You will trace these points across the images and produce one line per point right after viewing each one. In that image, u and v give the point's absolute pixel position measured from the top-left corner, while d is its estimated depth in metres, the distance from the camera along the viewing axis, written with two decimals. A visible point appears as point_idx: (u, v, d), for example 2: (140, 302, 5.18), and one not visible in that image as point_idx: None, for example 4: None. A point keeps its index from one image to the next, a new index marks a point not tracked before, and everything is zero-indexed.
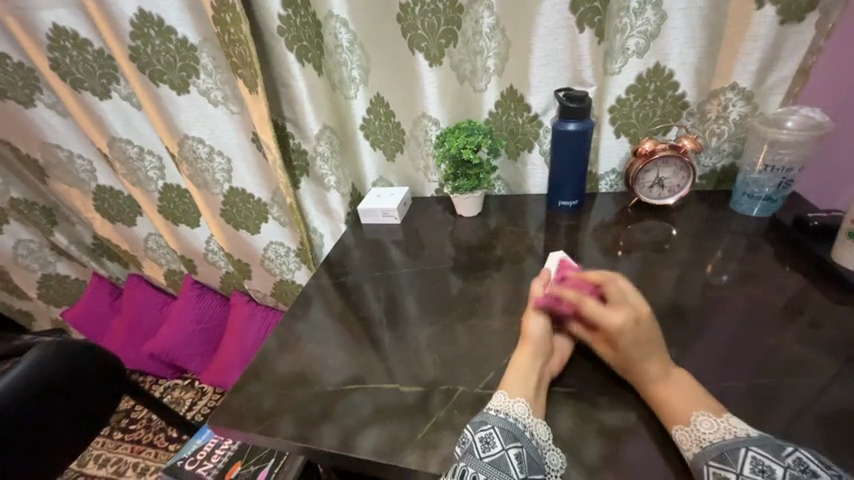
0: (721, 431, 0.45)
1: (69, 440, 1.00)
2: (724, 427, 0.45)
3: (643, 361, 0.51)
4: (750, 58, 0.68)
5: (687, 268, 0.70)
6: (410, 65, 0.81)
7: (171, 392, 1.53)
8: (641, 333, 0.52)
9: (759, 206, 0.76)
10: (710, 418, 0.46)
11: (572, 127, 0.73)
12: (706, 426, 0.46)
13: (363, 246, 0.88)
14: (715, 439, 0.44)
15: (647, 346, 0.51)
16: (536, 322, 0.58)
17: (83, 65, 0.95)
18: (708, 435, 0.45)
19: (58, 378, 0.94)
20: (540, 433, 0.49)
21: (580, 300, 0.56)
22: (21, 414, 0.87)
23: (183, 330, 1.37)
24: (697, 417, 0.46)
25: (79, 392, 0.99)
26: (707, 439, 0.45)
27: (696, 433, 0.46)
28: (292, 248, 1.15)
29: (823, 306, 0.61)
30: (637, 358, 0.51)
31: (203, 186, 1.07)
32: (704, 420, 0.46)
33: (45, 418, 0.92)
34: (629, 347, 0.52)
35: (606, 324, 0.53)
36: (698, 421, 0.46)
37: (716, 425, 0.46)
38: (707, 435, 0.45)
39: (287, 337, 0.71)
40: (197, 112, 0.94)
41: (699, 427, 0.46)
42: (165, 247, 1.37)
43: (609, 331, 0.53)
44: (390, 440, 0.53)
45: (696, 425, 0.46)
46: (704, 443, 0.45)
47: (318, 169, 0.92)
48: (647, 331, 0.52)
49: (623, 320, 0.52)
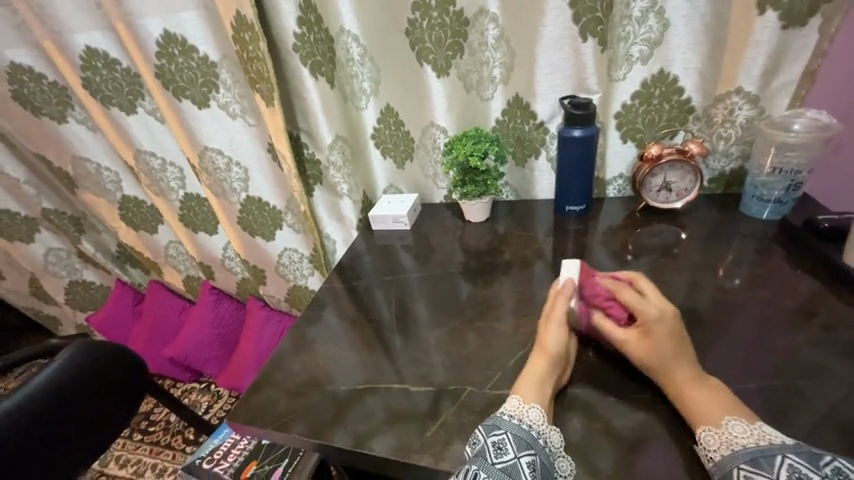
0: (755, 436, 0.44)
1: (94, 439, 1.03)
2: (758, 433, 0.45)
3: (679, 358, 0.51)
4: (755, 63, 0.68)
5: (697, 272, 0.70)
6: (418, 77, 0.84)
7: (189, 395, 1.57)
8: (675, 325, 0.53)
9: (769, 209, 0.75)
10: (743, 423, 0.46)
11: (577, 133, 0.74)
12: (739, 430, 0.45)
13: (374, 252, 0.90)
14: (749, 443, 0.44)
15: (681, 341, 0.53)
16: (556, 334, 0.57)
17: (112, 83, 1.01)
18: (742, 439, 0.44)
19: (88, 377, 0.99)
20: (553, 441, 0.50)
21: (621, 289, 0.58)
22: (52, 408, 0.92)
23: (201, 335, 1.42)
24: (729, 421, 0.46)
25: (105, 391, 1.04)
26: (740, 442, 0.44)
27: (728, 435, 0.45)
28: (305, 254, 1.18)
29: (837, 310, 0.60)
30: (670, 357, 0.51)
31: (221, 195, 1.12)
32: (736, 425, 0.46)
33: (74, 413, 0.96)
34: (666, 338, 0.52)
35: (644, 310, 0.55)
36: (729, 424, 0.46)
37: (749, 431, 0.45)
38: (740, 439, 0.44)
39: (301, 340, 0.73)
40: (216, 124, 0.99)
41: (731, 430, 0.45)
42: (184, 254, 1.43)
43: (648, 321, 0.54)
44: (400, 439, 0.55)
45: (729, 428, 0.45)
46: (736, 446, 0.44)
47: (330, 178, 0.95)
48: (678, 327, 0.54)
49: (662, 309, 0.55)
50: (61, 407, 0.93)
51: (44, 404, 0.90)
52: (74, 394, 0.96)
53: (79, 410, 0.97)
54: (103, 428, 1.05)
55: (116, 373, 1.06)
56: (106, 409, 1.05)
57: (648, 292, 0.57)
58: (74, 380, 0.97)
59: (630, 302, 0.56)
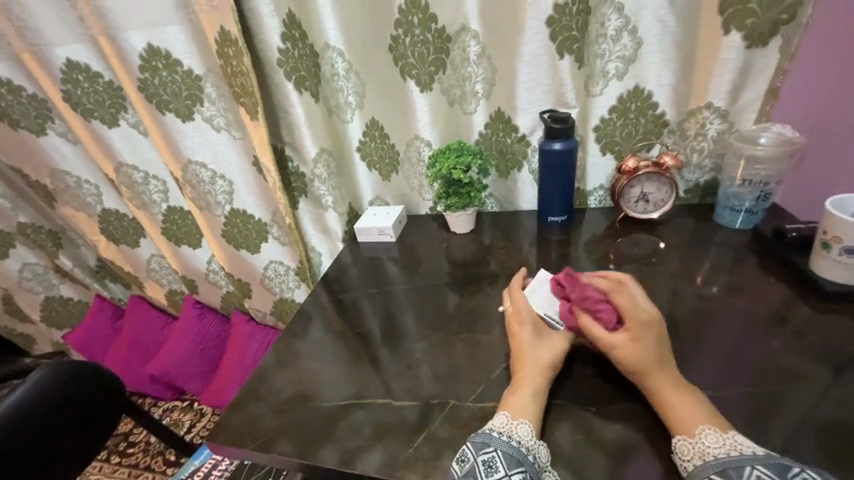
0: (727, 446, 0.45)
1: (70, 459, 0.99)
2: (730, 444, 0.45)
3: (662, 364, 0.52)
4: (723, 79, 0.72)
5: (678, 281, 0.71)
6: (402, 92, 0.86)
7: (170, 414, 1.52)
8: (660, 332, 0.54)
9: (742, 218, 0.78)
10: (716, 433, 0.46)
11: (557, 147, 0.76)
12: (711, 440, 0.45)
13: (360, 264, 0.90)
14: (719, 454, 0.44)
15: (664, 348, 0.53)
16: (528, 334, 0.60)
17: (93, 96, 1.00)
18: (713, 450, 0.45)
19: (59, 397, 0.95)
20: (541, 456, 0.49)
21: (616, 289, 0.57)
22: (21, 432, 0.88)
23: (183, 351, 1.38)
24: (703, 431, 0.46)
25: (79, 410, 0.99)
26: (711, 453, 0.45)
27: (700, 446, 0.45)
28: (291, 267, 1.17)
29: (808, 316, 0.62)
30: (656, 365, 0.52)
31: (205, 208, 1.11)
32: (709, 434, 0.46)
33: (46, 436, 0.92)
34: (652, 344, 0.53)
35: (635, 315, 0.54)
36: (702, 434, 0.46)
37: (721, 440, 0.45)
38: (711, 449, 0.45)
39: (285, 355, 0.72)
40: (200, 137, 0.99)
41: (703, 440, 0.46)
42: (167, 267, 1.40)
43: (638, 325, 0.54)
44: (385, 455, 0.54)
45: (701, 439, 0.46)
46: (707, 457, 0.45)
47: (315, 190, 0.95)
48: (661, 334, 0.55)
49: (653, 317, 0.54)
50: (31, 431, 0.89)
51: (14, 434, 0.86)
52: (45, 418, 0.92)
53: (52, 432, 0.94)
54: (81, 445, 1.01)
55: (88, 389, 1.01)
56: (78, 429, 1.00)
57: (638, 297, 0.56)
58: (43, 401, 0.92)
59: (623, 305, 0.55)
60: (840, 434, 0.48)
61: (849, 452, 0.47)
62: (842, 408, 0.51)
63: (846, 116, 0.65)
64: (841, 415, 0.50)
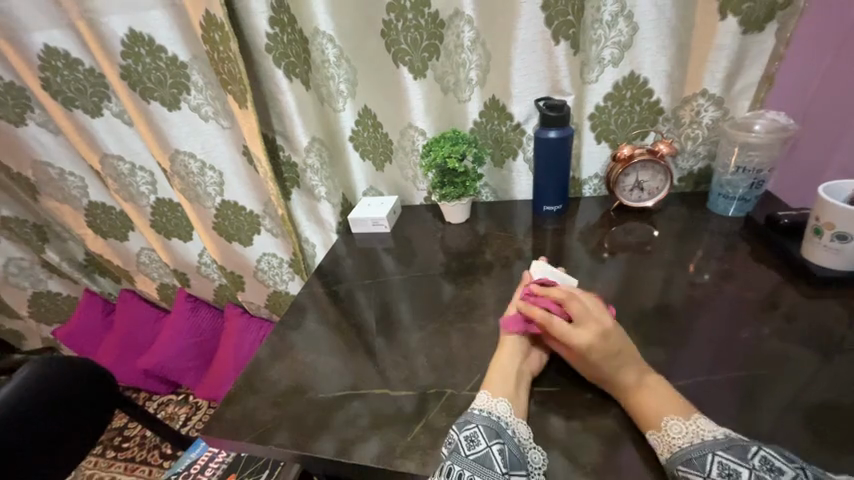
0: (690, 435, 0.45)
1: (78, 438, 1.02)
2: (693, 431, 0.46)
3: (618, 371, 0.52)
4: (718, 66, 0.71)
5: (671, 269, 0.72)
6: (395, 79, 0.84)
7: (165, 408, 1.51)
8: (607, 346, 0.52)
9: (735, 206, 0.78)
10: (679, 422, 0.47)
11: (553, 135, 0.75)
12: (675, 430, 0.46)
13: (355, 255, 0.90)
14: (683, 444, 0.45)
15: (617, 359, 0.52)
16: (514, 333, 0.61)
17: (74, 84, 0.97)
18: (678, 440, 0.45)
19: (50, 385, 0.94)
20: (522, 432, 0.51)
21: (548, 320, 0.56)
22: (24, 419, 0.88)
23: (176, 345, 1.37)
24: (668, 423, 0.47)
25: (73, 393, 0.99)
26: (676, 444, 0.45)
27: (667, 438, 0.46)
28: (285, 259, 1.16)
29: (797, 301, 0.63)
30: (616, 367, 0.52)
31: (195, 200, 1.08)
32: (673, 425, 0.47)
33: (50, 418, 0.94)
34: (598, 359, 0.52)
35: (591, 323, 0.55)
36: (668, 426, 0.47)
37: (685, 429, 0.46)
38: (676, 440, 0.46)
39: (280, 347, 0.71)
40: (187, 127, 0.96)
41: (668, 431, 0.46)
42: (157, 261, 1.38)
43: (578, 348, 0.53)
44: (382, 445, 0.54)
45: (667, 430, 0.47)
46: (674, 448, 0.45)
47: (308, 181, 0.94)
48: (616, 343, 0.53)
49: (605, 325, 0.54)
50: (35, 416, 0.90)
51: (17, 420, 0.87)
52: (42, 404, 0.92)
53: (55, 414, 0.95)
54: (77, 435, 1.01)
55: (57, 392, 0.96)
56: (77, 410, 1.01)
57: (579, 317, 0.55)
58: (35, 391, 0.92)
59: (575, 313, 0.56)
60: (827, 416, 0.50)
61: (836, 432, 0.48)
62: (829, 390, 0.52)
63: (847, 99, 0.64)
64: (829, 397, 0.51)
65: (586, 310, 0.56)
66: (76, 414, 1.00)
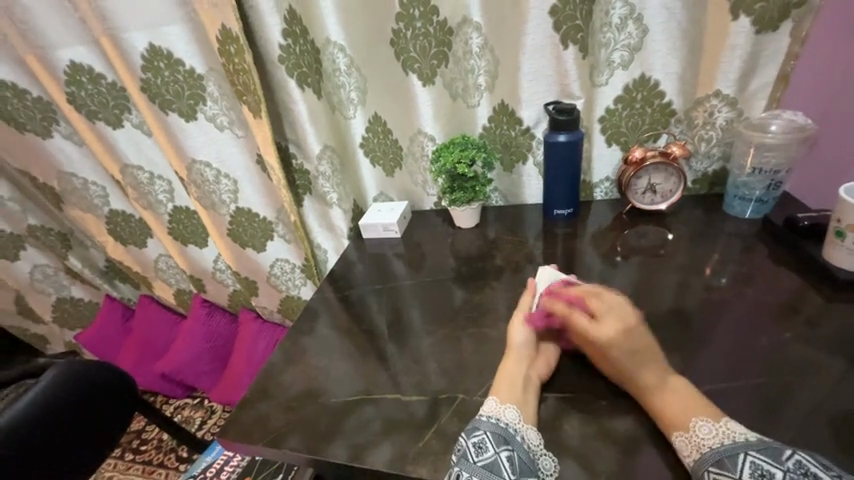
0: (720, 436, 0.45)
1: (103, 437, 1.06)
2: (723, 432, 0.45)
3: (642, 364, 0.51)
4: (731, 66, 0.70)
5: (685, 273, 0.70)
6: (404, 86, 0.85)
7: (181, 411, 1.54)
8: (634, 343, 0.52)
9: (752, 208, 0.77)
10: (709, 424, 0.46)
11: (562, 139, 0.75)
12: (705, 431, 0.45)
13: (366, 260, 0.90)
14: (714, 444, 0.44)
15: (640, 355, 0.51)
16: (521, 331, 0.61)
17: (97, 98, 1.01)
18: (708, 441, 0.44)
19: (82, 385, 0.99)
20: (531, 438, 0.50)
21: (572, 314, 0.56)
22: (54, 417, 0.93)
23: (192, 349, 1.39)
24: (697, 424, 0.46)
25: (102, 394, 1.04)
26: (706, 445, 0.44)
27: (696, 439, 0.45)
28: (297, 264, 1.18)
29: (820, 305, 0.61)
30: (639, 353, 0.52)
31: (211, 207, 1.11)
32: (703, 426, 0.46)
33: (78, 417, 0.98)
34: (623, 357, 0.51)
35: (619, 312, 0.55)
36: (697, 427, 0.46)
37: (715, 431, 0.45)
38: (706, 442, 0.45)
39: (293, 351, 0.72)
40: (204, 137, 0.99)
41: (697, 433, 0.45)
42: (174, 267, 1.41)
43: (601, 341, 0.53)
44: (394, 450, 0.55)
45: (696, 432, 0.46)
46: (703, 449, 0.44)
47: (320, 187, 0.96)
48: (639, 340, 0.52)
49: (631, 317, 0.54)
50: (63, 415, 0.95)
51: (46, 417, 0.91)
52: (71, 403, 0.96)
53: (83, 413, 0.99)
54: (103, 434, 1.05)
55: (68, 403, 0.96)
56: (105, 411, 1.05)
57: (602, 311, 0.55)
58: (67, 390, 0.96)
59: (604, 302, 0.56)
60: (853, 425, 0.48)
61: None
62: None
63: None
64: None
65: (611, 306, 0.55)
66: (101, 416, 1.04)
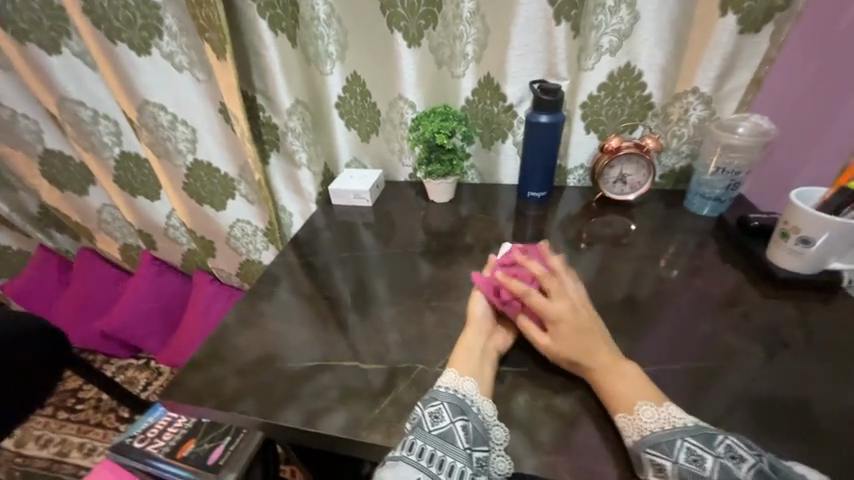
0: (661, 421, 0.47)
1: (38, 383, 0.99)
2: (665, 418, 0.47)
3: (587, 356, 0.53)
4: (712, 65, 0.71)
5: (643, 263, 0.74)
6: (388, 45, 0.80)
7: (125, 371, 1.42)
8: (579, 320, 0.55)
9: (709, 206, 0.81)
10: (652, 408, 0.48)
11: (544, 119, 0.74)
12: (648, 415, 0.48)
13: (334, 228, 0.87)
14: (654, 428, 0.47)
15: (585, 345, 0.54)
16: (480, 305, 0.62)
17: (28, 15, 0.87)
18: (650, 425, 0.47)
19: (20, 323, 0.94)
20: (486, 409, 0.51)
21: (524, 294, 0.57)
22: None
23: (137, 309, 1.30)
24: (641, 407, 0.48)
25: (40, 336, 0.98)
26: (647, 428, 0.47)
27: (639, 422, 0.48)
28: (260, 227, 1.11)
29: (756, 300, 0.66)
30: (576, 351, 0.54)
31: (164, 156, 1.01)
32: (647, 410, 0.48)
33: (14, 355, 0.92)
34: (565, 339, 0.54)
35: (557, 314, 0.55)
36: (641, 411, 0.48)
37: (657, 415, 0.48)
38: (648, 425, 0.47)
39: (249, 315, 0.69)
40: (159, 76, 0.89)
41: (641, 416, 0.48)
42: (121, 219, 1.30)
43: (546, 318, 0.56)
44: (349, 417, 0.54)
45: (640, 415, 0.48)
46: (644, 432, 0.47)
47: (289, 145, 0.90)
48: (584, 319, 0.55)
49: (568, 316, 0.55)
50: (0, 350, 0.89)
51: None
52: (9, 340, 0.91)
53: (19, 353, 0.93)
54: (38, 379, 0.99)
55: None
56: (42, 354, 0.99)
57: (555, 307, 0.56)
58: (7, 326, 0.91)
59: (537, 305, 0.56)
60: (770, 407, 0.53)
61: (772, 419, 0.51)
62: (773, 383, 0.55)
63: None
64: (772, 388, 0.54)
65: (559, 288, 0.57)
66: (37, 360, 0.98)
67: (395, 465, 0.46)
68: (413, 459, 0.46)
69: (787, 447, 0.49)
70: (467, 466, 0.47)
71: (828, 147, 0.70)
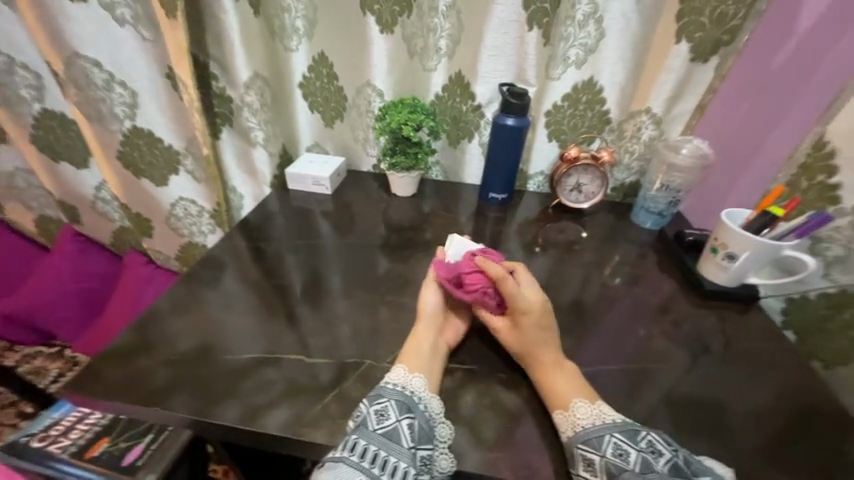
0: (592, 417, 0.49)
1: None
2: (596, 414, 0.50)
3: (535, 350, 0.55)
4: (664, 88, 0.77)
5: (590, 270, 0.78)
6: (359, 28, 0.77)
7: (31, 361, 1.20)
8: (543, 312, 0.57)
9: (652, 220, 0.86)
10: (586, 405, 0.50)
11: (510, 122, 0.76)
12: (582, 412, 0.50)
13: (289, 214, 0.83)
14: (586, 425, 0.49)
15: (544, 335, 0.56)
16: (431, 299, 0.61)
17: None
18: (582, 421, 0.49)
19: None
20: (433, 407, 0.51)
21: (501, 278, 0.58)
22: None
23: (52, 290, 1.15)
24: (576, 404, 0.51)
25: None
26: (580, 424, 0.49)
27: (573, 418, 0.50)
28: (206, 209, 1.02)
29: (685, 309, 0.72)
30: (536, 340, 0.56)
31: (96, 118, 0.91)
32: (581, 407, 0.50)
33: None
34: (528, 328, 0.56)
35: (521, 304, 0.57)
36: (576, 407, 0.50)
37: (590, 411, 0.50)
38: (581, 421, 0.49)
39: (186, 301, 0.64)
40: (95, 27, 0.79)
41: (575, 412, 0.50)
42: (39, 186, 1.15)
43: (516, 306, 0.57)
44: (291, 414, 0.51)
45: (574, 411, 0.50)
46: (577, 428, 0.49)
47: (244, 121, 0.83)
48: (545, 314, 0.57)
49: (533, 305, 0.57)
50: None
51: None
52: None
53: None
54: None
55: None
56: None
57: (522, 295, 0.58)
58: None
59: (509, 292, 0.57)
60: (690, 407, 0.57)
61: (692, 418, 0.56)
62: (694, 385, 0.60)
63: (808, 85, 0.65)
64: (693, 390, 0.59)
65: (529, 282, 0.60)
66: None
67: (336, 467, 0.44)
68: (355, 460, 0.45)
69: (701, 444, 0.53)
70: (410, 465, 0.46)
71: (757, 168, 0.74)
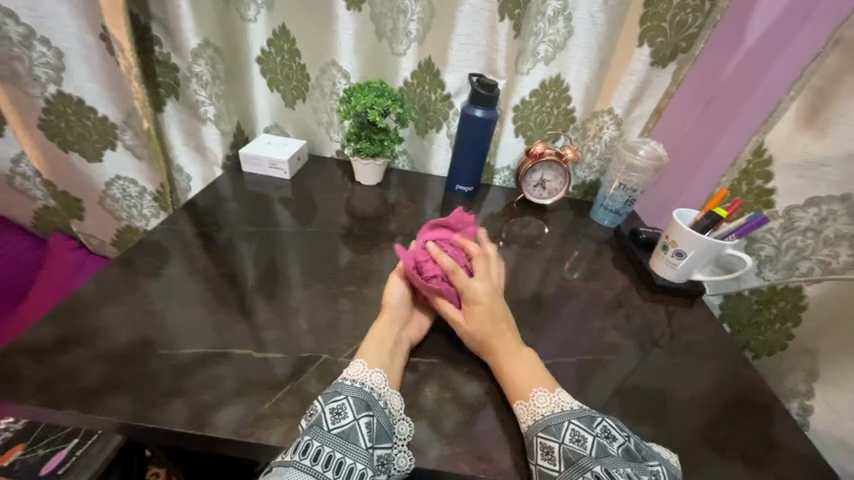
0: (552, 405, 0.50)
1: None
2: (555, 402, 0.50)
3: (494, 340, 0.55)
4: (626, 90, 0.79)
5: (551, 265, 0.79)
6: (324, 3, 0.73)
7: None
8: (493, 305, 0.58)
9: (610, 218, 0.90)
10: (545, 394, 0.51)
11: (479, 113, 0.75)
12: (541, 401, 0.50)
13: (243, 199, 0.77)
14: (546, 413, 0.49)
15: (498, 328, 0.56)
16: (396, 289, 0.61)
17: None
18: (541, 410, 0.50)
19: None
20: (393, 403, 0.49)
21: (455, 270, 0.58)
22: None
23: None
24: (536, 393, 0.51)
25: None
26: (539, 413, 0.49)
27: (532, 408, 0.50)
28: (148, 190, 0.93)
29: (636, 303, 0.75)
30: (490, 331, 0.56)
31: (12, 81, 0.78)
32: (540, 396, 0.51)
33: None
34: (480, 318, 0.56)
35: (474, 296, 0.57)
36: (536, 396, 0.51)
37: (549, 400, 0.51)
38: (540, 410, 0.50)
39: (119, 291, 0.57)
40: None
41: (535, 402, 0.50)
42: None
43: (468, 297, 0.58)
44: (239, 413, 0.47)
45: (534, 401, 0.51)
46: (536, 416, 0.49)
47: (193, 94, 0.76)
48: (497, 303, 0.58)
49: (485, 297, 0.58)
50: None
51: None
52: None
53: None
54: None
55: None
56: None
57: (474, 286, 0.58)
58: None
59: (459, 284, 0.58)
60: (640, 395, 0.60)
61: (641, 406, 0.59)
62: (643, 374, 0.63)
63: (748, 101, 0.73)
64: (642, 379, 0.62)
65: (483, 270, 0.61)
66: None
67: (285, 472, 0.41)
68: (308, 464, 0.42)
69: (648, 429, 0.56)
70: (367, 466, 0.44)
71: (707, 171, 0.81)
